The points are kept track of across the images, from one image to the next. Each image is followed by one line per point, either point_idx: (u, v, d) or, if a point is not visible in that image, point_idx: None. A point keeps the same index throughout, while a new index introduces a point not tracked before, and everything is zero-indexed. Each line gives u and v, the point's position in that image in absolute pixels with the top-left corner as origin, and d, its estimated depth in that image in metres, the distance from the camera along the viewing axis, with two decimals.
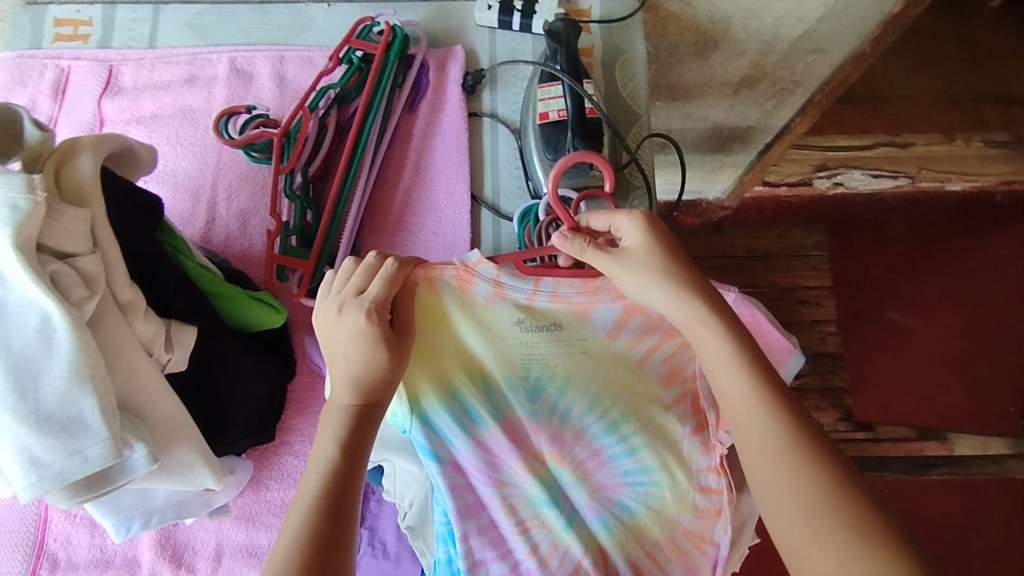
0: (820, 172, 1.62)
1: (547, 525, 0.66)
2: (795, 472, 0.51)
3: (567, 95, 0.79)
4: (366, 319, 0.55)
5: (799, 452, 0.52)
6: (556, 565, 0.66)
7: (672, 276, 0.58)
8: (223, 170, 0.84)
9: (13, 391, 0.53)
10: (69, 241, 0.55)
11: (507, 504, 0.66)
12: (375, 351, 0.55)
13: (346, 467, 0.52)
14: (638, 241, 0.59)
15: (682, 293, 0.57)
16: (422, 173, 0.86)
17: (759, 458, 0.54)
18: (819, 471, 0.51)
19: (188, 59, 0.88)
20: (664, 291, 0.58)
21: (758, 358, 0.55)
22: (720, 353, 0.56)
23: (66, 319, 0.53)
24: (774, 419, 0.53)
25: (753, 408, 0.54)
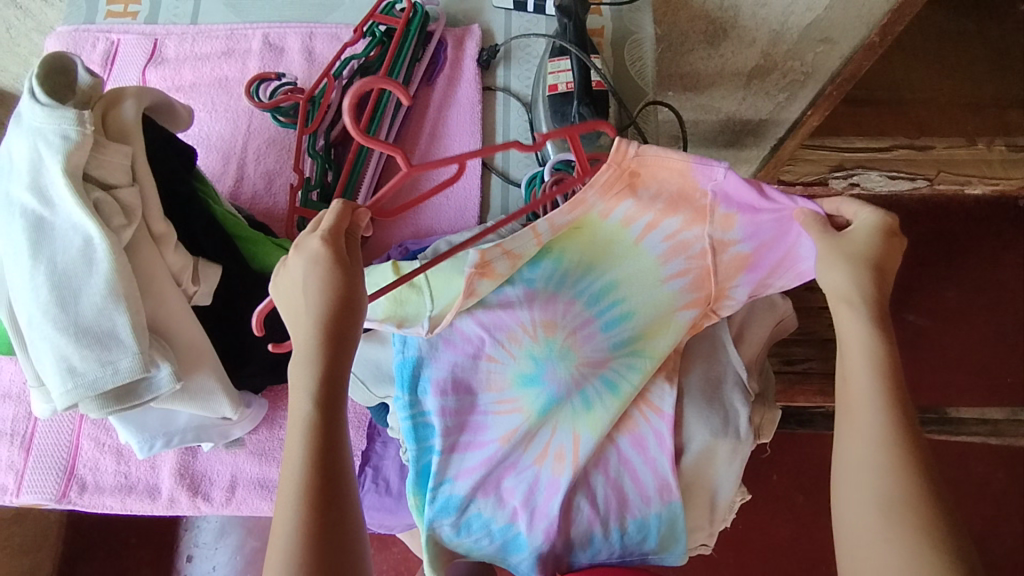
0: (836, 174, 1.56)
1: (524, 403, 0.69)
2: (892, 471, 0.52)
3: (574, 67, 0.84)
4: (321, 244, 0.52)
5: (899, 454, 0.52)
6: (524, 446, 0.69)
7: (860, 265, 0.57)
8: (253, 135, 0.90)
9: (57, 305, 0.59)
10: (112, 173, 0.61)
11: (486, 381, 0.69)
12: (328, 276, 0.52)
13: (324, 423, 0.51)
14: (863, 230, 0.58)
15: (865, 283, 0.57)
16: (437, 140, 0.90)
17: (861, 448, 0.54)
18: (914, 481, 0.51)
19: (226, 35, 0.95)
20: (849, 279, 0.57)
21: (892, 360, 0.55)
22: (856, 337, 0.57)
23: (106, 241, 0.59)
24: (883, 414, 0.53)
25: (868, 396, 0.54)
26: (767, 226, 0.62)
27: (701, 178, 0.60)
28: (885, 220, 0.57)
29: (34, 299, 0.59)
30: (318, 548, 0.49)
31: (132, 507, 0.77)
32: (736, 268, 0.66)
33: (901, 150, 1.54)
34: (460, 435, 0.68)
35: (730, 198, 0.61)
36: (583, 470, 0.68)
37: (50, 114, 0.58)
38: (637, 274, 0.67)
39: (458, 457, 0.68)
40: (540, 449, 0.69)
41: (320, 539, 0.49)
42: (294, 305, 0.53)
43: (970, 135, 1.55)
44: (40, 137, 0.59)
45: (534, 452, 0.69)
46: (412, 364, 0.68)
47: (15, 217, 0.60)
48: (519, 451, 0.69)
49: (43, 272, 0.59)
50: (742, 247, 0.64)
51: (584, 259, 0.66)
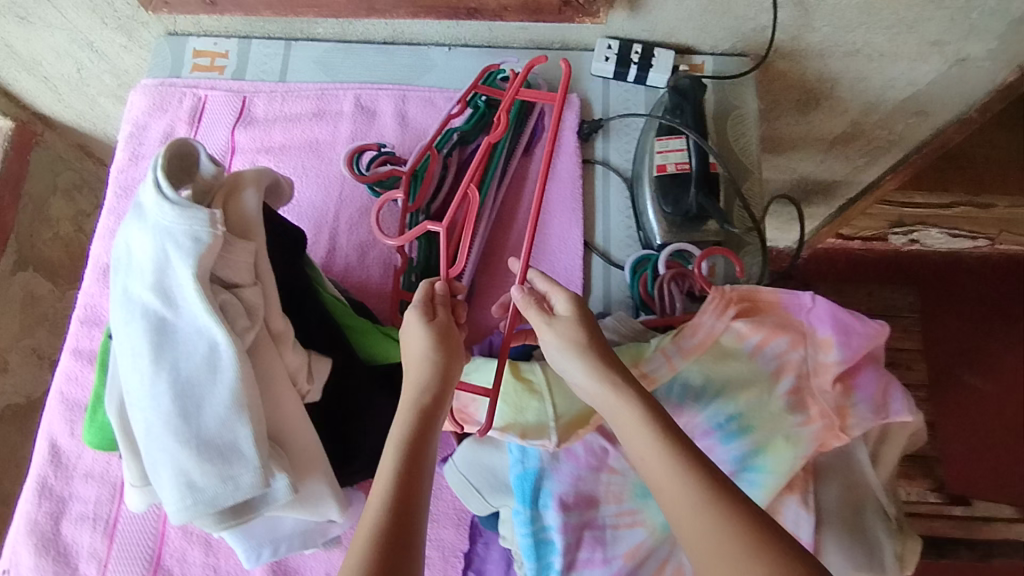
0: (896, 229, 1.53)
1: (649, 521, 0.65)
2: (725, 527, 0.49)
3: (691, 150, 0.80)
4: (418, 313, 0.59)
5: (724, 516, 0.49)
6: (647, 566, 0.65)
7: (589, 351, 0.59)
8: (345, 203, 0.87)
9: (180, 416, 0.56)
10: (237, 273, 0.58)
11: (610, 495, 0.66)
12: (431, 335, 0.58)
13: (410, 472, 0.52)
14: (569, 310, 0.61)
15: (597, 362, 0.59)
16: (535, 215, 0.87)
17: (690, 524, 0.50)
18: (741, 524, 0.49)
19: (316, 94, 0.92)
20: (582, 364, 0.59)
21: (666, 424, 0.55)
22: (633, 421, 0.56)
23: (233, 349, 0.56)
24: (692, 484, 0.51)
25: (672, 475, 0.52)
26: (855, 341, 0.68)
27: (793, 309, 0.71)
28: (576, 297, 0.62)
29: (155, 408, 0.56)
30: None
31: None
32: (848, 387, 0.67)
33: (962, 208, 1.43)
34: (582, 551, 0.65)
35: (828, 322, 0.69)
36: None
37: (179, 214, 0.55)
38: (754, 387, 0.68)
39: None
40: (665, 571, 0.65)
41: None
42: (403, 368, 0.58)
43: None
44: (168, 237, 0.56)
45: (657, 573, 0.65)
46: (533, 475, 0.65)
47: (136, 319, 0.57)
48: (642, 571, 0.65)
49: (166, 379, 0.56)
50: (847, 369, 0.68)
51: (705, 370, 0.69)
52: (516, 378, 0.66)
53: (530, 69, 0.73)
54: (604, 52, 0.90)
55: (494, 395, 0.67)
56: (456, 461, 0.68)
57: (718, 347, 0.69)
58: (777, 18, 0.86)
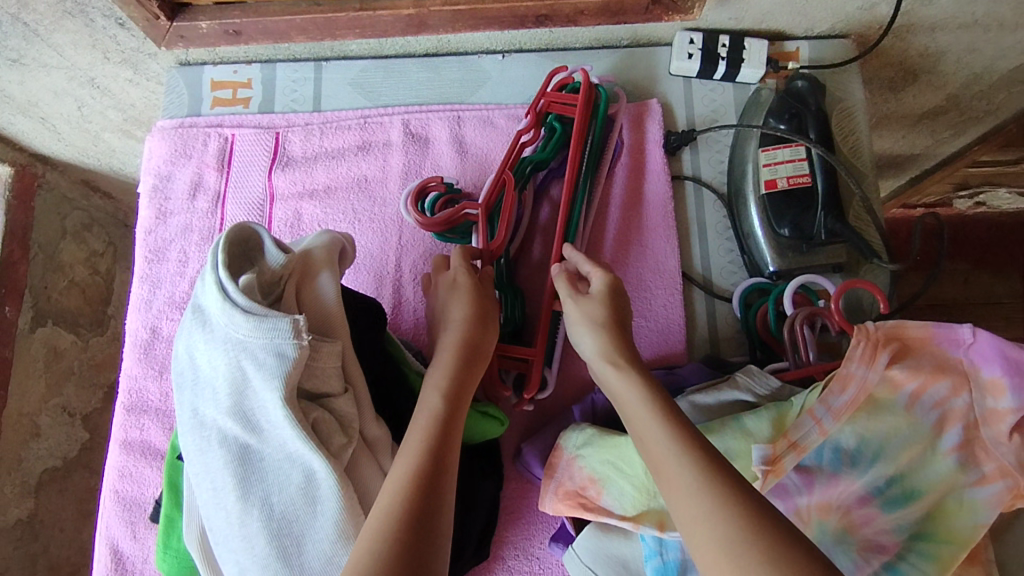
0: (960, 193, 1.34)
1: None
2: (710, 501, 0.43)
3: (815, 164, 0.71)
4: (462, 272, 0.61)
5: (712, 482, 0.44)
6: None
7: (602, 326, 0.59)
8: (406, 249, 0.77)
9: (277, 559, 0.47)
10: (326, 382, 0.49)
11: None
12: (457, 297, 0.60)
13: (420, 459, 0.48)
14: (600, 290, 0.61)
15: (611, 344, 0.57)
16: (624, 246, 0.76)
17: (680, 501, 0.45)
18: (735, 503, 0.42)
19: (358, 124, 0.81)
20: (596, 342, 0.58)
21: (665, 401, 0.51)
22: (632, 400, 0.52)
23: (333, 476, 0.47)
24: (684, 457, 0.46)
25: (662, 447, 0.47)
26: None
27: (950, 345, 0.62)
28: (608, 278, 0.62)
29: (247, 551, 0.47)
30: (405, 550, 0.42)
31: None
32: None
33: None
34: None
35: (997, 361, 0.59)
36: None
37: (255, 324, 0.46)
38: (914, 442, 0.59)
39: None
40: None
41: (413, 539, 0.43)
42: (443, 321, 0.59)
43: None
44: (244, 352, 0.46)
45: None
46: (673, 568, 0.57)
47: (214, 448, 0.48)
48: None
49: (257, 519, 0.47)
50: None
51: (860, 430, 0.60)
52: (646, 461, 0.57)
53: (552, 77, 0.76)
54: (685, 48, 0.78)
55: (620, 480, 0.59)
56: (576, 549, 0.60)
57: (869, 400, 0.60)
58: None
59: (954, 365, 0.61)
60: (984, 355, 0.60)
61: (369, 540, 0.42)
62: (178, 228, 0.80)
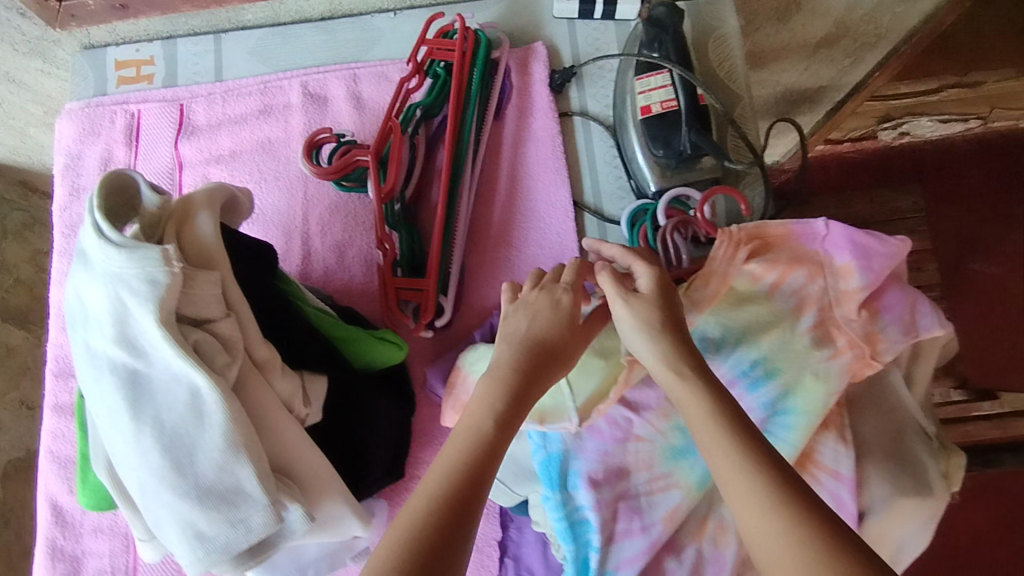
0: (885, 124, 1.23)
1: (682, 482, 0.64)
2: (784, 524, 0.41)
3: (676, 85, 0.74)
4: (568, 296, 0.56)
5: (795, 510, 0.41)
6: (696, 532, 0.64)
7: (659, 330, 0.53)
8: (312, 203, 0.81)
9: (172, 469, 0.52)
10: (205, 307, 0.53)
11: (641, 462, 0.64)
12: (544, 318, 0.55)
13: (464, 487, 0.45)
14: (648, 287, 0.55)
15: (674, 348, 0.52)
16: (518, 182, 0.81)
17: (753, 528, 0.42)
18: (807, 531, 0.40)
19: (259, 89, 0.84)
20: (652, 348, 0.53)
21: (735, 411, 0.47)
22: (696, 412, 0.48)
23: (216, 391, 0.52)
24: (760, 479, 0.43)
25: (737, 468, 0.44)
26: (869, 257, 0.64)
27: (807, 238, 0.67)
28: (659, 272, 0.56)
29: (145, 464, 0.52)
30: None
31: None
32: (874, 312, 0.63)
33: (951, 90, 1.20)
34: (622, 524, 0.64)
35: (846, 247, 0.65)
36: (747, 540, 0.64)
37: (127, 256, 0.50)
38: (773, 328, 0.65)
39: (620, 546, 0.64)
40: (702, 529, 0.64)
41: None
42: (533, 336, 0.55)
43: None
44: (120, 283, 0.50)
45: (702, 535, 0.64)
46: (557, 458, 0.64)
47: (106, 375, 0.52)
48: (689, 536, 0.64)
49: (149, 435, 0.52)
50: (871, 293, 0.64)
51: (724, 319, 0.66)
52: None
53: (431, 24, 0.79)
54: None
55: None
56: None
57: (733, 295, 0.67)
58: None
59: (812, 257, 0.66)
60: (838, 243, 0.65)
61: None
62: None
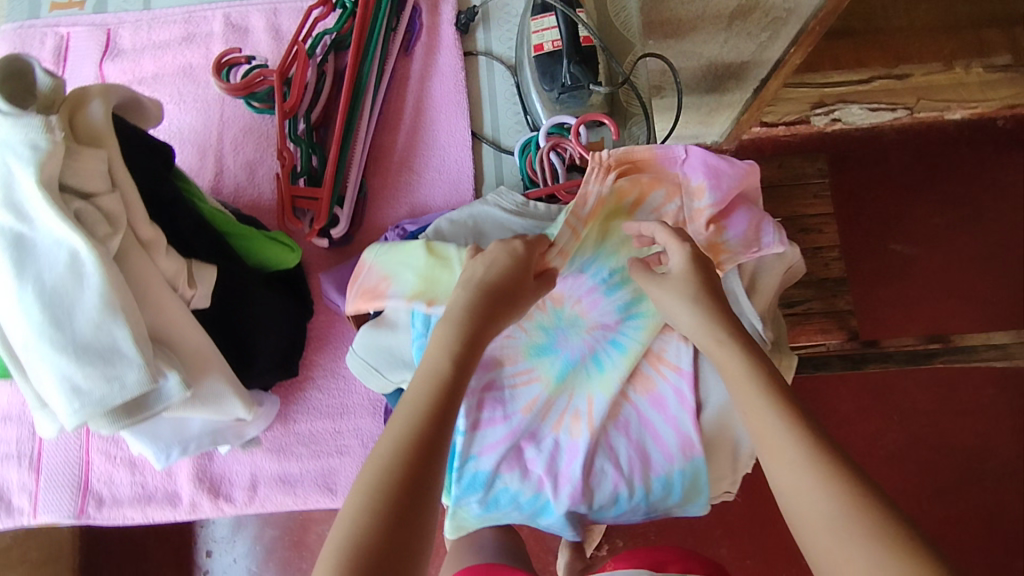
0: (817, 110, 1.42)
1: (542, 377, 0.71)
2: (814, 474, 0.49)
3: (561, 24, 0.79)
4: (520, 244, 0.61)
5: (825, 461, 0.50)
6: (554, 423, 0.71)
7: (701, 302, 0.61)
8: (227, 124, 0.86)
9: (51, 324, 0.56)
10: (89, 180, 0.58)
11: (508, 358, 0.71)
12: (505, 264, 0.60)
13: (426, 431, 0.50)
14: (682, 266, 0.62)
15: (710, 318, 0.60)
16: (422, 113, 0.87)
17: (788, 479, 0.51)
18: (838, 478, 0.49)
19: (183, 18, 0.90)
20: (694, 316, 0.61)
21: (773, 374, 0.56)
22: (737, 373, 0.57)
23: (93, 254, 0.56)
24: (796, 435, 0.52)
25: (772, 425, 0.53)
26: (721, 176, 0.70)
27: (668, 162, 0.72)
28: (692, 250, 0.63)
29: (26, 320, 0.56)
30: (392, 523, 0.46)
31: (153, 515, 0.76)
32: (720, 228, 0.70)
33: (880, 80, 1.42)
34: (486, 412, 0.70)
35: (700, 169, 0.71)
36: (599, 430, 0.70)
37: (13, 123, 0.55)
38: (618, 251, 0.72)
39: (483, 432, 0.70)
40: (560, 420, 0.71)
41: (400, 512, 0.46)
42: (512, 291, 0.59)
43: (946, 59, 1.42)
44: (5, 150, 0.55)
45: (560, 425, 0.71)
46: None
47: None
48: (548, 426, 0.71)
49: (31, 292, 0.56)
50: (720, 210, 0.70)
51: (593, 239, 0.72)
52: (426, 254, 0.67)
53: None
54: None
55: (405, 272, 0.68)
56: (356, 348, 0.71)
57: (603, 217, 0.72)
58: None
59: (672, 178, 0.72)
60: (695, 163, 0.71)
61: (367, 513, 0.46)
62: None
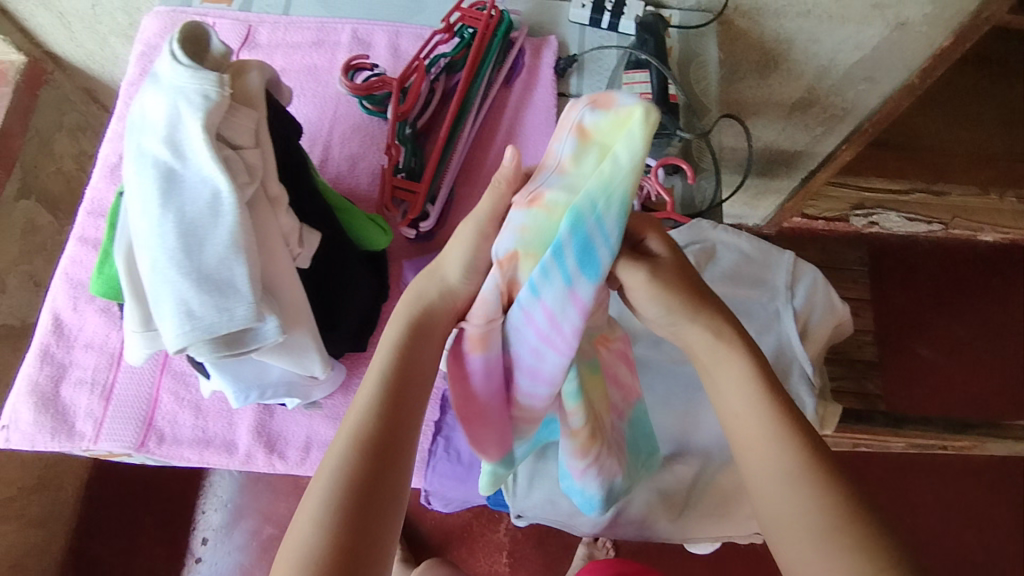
0: (856, 212, 1.39)
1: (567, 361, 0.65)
2: (804, 488, 0.48)
3: (653, 79, 0.88)
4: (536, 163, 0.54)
5: (814, 475, 0.48)
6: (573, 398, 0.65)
7: (699, 307, 0.54)
8: (338, 120, 0.95)
9: (183, 252, 0.63)
10: (241, 135, 0.66)
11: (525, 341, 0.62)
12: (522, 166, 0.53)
13: (375, 435, 0.48)
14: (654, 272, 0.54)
15: (706, 318, 0.54)
16: (513, 138, 0.96)
17: (775, 491, 0.49)
18: (828, 494, 0.47)
19: (316, 26, 1.01)
20: (691, 321, 0.54)
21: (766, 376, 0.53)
22: (736, 375, 0.53)
23: (233, 196, 0.63)
24: (786, 445, 0.50)
25: (764, 434, 0.50)
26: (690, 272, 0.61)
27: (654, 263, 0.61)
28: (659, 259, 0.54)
29: (161, 244, 0.63)
30: (347, 529, 0.45)
31: (208, 460, 0.79)
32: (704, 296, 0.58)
33: (917, 195, 1.32)
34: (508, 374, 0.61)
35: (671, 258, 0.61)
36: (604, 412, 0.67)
37: (193, 75, 0.63)
38: (619, 170, 0.46)
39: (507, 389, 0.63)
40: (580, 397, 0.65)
41: (358, 515, 0.45)
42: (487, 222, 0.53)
43: (984, 184, 1.30)
44: (180, 95, 0.63)
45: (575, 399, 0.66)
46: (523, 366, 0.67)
47: (147, 167, 0.64)
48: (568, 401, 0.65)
49: (172, 220, 0.63)
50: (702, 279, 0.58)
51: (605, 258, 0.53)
52: None
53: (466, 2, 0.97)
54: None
55: None
56: None
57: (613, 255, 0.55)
58: None
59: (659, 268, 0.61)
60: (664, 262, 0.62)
61: (315, 521, 0.45)
62: None
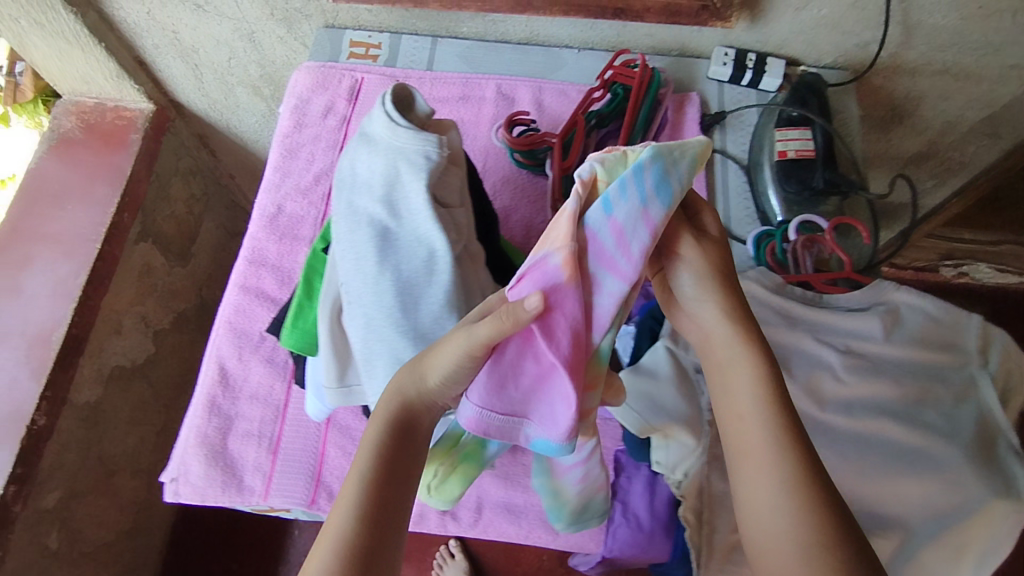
0: (946, 262, 1.44)
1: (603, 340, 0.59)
2: (792, 505, 0.49)
3: (817, 136, 0.89)
4: None
5: (804, 494, 0.50)
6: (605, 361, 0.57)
7: (725, 302, 0.56)
8: (488, 174, 0.96)
9: (400, 310, 0.62)
10: (449, 195, 0.67)
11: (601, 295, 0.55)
12: None
13: (362, 534, 0.49)
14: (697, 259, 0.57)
15: (731, 321, 0.56)
16: None
17: (767, 505, 0.51)
18: (814, 512, 0.49)
19: (461, 82, 1.03)
20: (712, 312, 0.56)
21: (777, 390, 0.54)
22: (741, 385, 0.55)
23: (449, 255, 0.63)
24: (783, 460, 0.51)
25: (762, 447, 0.52)
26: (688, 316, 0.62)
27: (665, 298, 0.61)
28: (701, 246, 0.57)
29: (377, 302, 0.62)
30: None
31: None
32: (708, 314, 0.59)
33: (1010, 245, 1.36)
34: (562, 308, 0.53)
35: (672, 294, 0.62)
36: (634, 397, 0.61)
37: (413, 137, 0.65)
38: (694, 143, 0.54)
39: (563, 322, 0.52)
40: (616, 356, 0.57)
41: None
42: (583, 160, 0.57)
43: None
44: (400, 156, 0.65)
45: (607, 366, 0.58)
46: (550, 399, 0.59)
47: (361, 226, 0.65)
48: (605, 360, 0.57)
49: (390, 279, 0.63)
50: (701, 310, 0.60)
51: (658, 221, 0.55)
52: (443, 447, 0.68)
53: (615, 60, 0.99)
54: (722, 57, 1.01)
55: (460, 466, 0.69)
56: None
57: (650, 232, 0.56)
58: (883, 34, 0.95)
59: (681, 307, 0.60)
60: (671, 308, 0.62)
61: None
62: (310, 137, 1.00)
